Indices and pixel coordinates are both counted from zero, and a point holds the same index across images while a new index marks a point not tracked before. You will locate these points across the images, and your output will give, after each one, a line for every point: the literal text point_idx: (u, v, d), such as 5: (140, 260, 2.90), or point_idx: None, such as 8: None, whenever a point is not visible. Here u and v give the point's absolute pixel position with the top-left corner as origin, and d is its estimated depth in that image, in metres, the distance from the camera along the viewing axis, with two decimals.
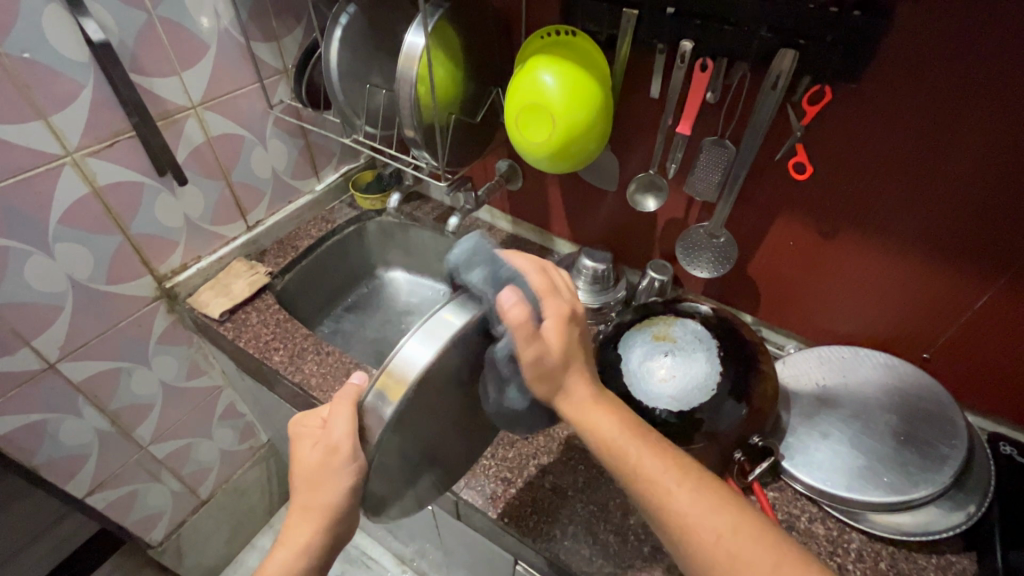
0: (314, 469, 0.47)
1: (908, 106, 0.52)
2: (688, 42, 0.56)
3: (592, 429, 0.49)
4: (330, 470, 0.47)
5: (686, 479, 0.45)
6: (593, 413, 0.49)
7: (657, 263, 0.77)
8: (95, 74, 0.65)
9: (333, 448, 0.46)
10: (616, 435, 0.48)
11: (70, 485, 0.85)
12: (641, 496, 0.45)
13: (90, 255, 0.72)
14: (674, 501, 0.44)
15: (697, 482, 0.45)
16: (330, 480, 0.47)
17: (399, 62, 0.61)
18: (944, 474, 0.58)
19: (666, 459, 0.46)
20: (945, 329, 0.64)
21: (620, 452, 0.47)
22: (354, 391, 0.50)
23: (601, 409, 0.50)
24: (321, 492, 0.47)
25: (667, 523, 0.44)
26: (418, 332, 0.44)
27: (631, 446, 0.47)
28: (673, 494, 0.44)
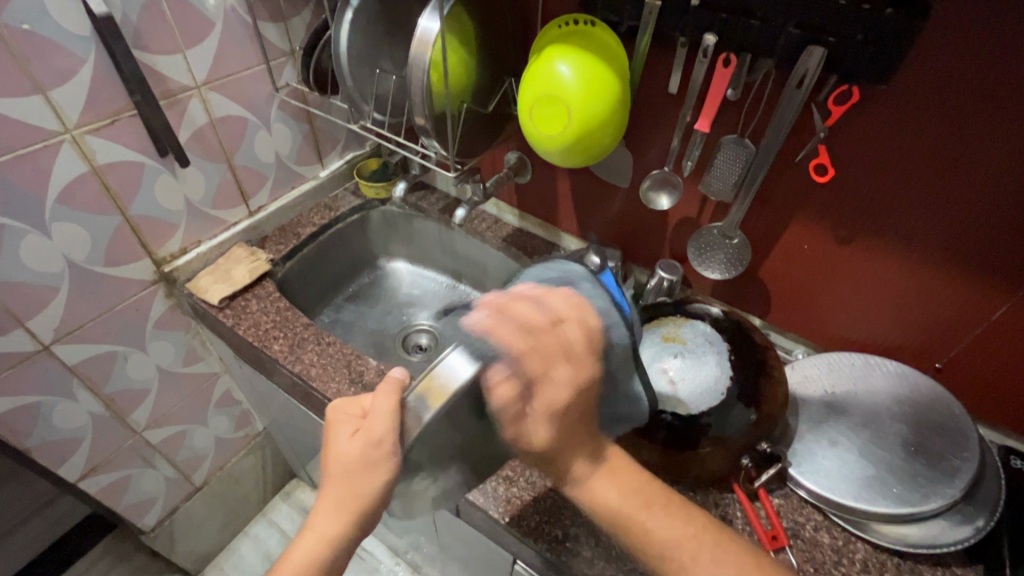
0: (352, 459, 0.48)
1: (937, 112, 0.50)
2: (711, 36, 0.54)
3: (601, 496, 0.47)
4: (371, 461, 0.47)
5: (703, 544, 0.45)
6: (602, 481, 0.48)
7: (667, 263, 0.74)
8: (96, 49, 0.62)
9: (371, 442, 0.47)
10: (622, 502, 0.47)
11: (63, 469, 0.83)
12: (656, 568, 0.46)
13: (87, 236, 0.70)
14: (693, 575, 0.44)
15: (713, 545, 0.45)
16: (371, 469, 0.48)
17: (412, 48, 0.59)
18: (953, 487, 0.57)
19: (681, 524, 0.47)
20: (959, 340, 0.63)
21: (632, 524, 0.46)
22: (394, 386, 0.49)
23: (610, 475, 0.48)
24: (359, 482, 0.48)
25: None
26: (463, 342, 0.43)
27: (638, 515, 0.47)
28: (691, 563, 0.44)
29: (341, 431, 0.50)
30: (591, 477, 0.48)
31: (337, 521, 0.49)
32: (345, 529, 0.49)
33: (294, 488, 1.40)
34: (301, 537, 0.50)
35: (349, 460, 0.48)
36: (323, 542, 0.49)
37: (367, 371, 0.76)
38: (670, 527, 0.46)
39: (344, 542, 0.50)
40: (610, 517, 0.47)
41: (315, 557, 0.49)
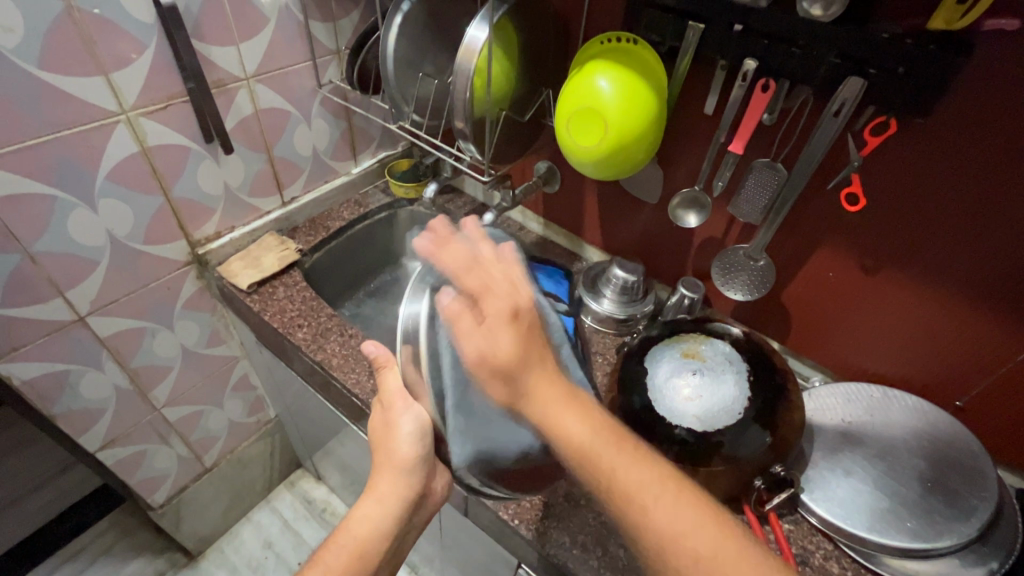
0: (378, 434, 0.57)
1: (973, 150, 0.51)
2: (752, 61, 0.56)
3: (559, 427, 0.43)
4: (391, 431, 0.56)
5: (666, 492, 0.42)
6: (564, 411, 0.43)
7: (689, 280, 0.76)
8: (158, 36, 0.65)
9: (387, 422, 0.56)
10: (588, 441, 0.43)
11: (83, 438, 0.85)
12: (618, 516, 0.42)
13: (130, 213, 0.73)
14: (652, 518, 0.40)
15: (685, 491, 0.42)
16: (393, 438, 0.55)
17: (459, 55, 0.62)
18: (970, 526, 0.56)
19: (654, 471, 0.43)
20: (983, 378, 0.63)
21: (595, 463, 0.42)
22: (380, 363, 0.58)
23: (561, 407, 0.44)
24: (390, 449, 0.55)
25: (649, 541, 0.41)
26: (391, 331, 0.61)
27: (604, 454, 0.42)
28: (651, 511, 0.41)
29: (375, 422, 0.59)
30: (538, 403, 0.43)
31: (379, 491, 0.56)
32: (393, 490, 0.56)
33: (299, 478, 1.41)
34: (360, 505, 0.57)
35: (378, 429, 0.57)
36: (377, 505, 0.56)
37: None
38: (627, 472, 0.42)
39: (397, 504, 0.56)
40: (568, 444, 0.43)
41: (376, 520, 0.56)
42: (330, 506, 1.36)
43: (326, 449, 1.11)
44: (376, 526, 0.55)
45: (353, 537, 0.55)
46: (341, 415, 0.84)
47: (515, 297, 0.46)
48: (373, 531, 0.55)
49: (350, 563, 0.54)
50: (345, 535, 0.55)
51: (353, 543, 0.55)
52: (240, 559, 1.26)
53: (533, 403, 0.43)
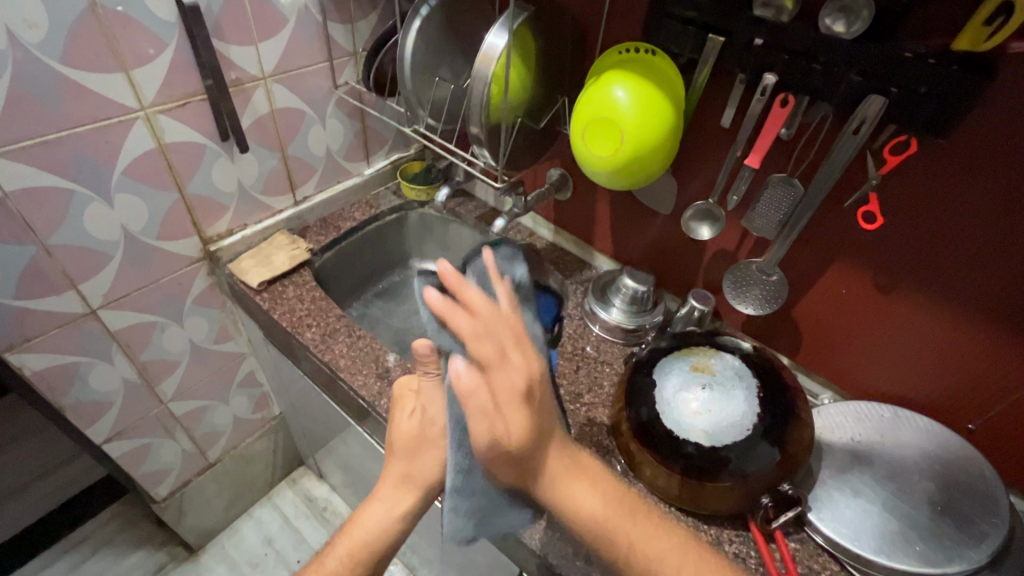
0: (414, 433, 0.55)
1: (995, 173, 0.50)
2: (772, 76, 0.55)
3: (573, 503, 0.45)
4: (429, 434, 0.54)
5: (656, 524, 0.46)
6: (575, 488, 0.45)
7: (700, 293, 0.76)
8: (178, 35, 0.66)
9: (428, 420, 0.55)
10: (601, 512, 0.45)
11: (91, 430, 0.86)
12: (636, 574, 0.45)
13: (145, 209, 0.73)
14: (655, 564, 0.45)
15: (700, 555, 0.46)
16: (430, 447, 0.54)
17: (477, 61, 0.62)
18: (979, 552, 0.56)
19: (668, 537, 0.46)
20: (997, 402, 0.62)
21: (613, 534, 0.45)
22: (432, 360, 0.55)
23: (575, 478, 0.46)
24: (419, 460, 0.54)
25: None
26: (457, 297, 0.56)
27: (621, 528, 0.45)
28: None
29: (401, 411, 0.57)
30: (562, 484, 0.45)
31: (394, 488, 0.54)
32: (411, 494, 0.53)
33: (301, 475, 1.41)
34: (368, 506, 0.54)
35: (406, 439, 0.55)
36: (387, 508, 0.53)
37: (393, 367, 0.77)
38: (648, 540, 0.46)
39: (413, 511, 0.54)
40: (585, 527, 0.45)
41: (384, 522, 0.53)
42: (331, 506, 1.36)
43: (329, 449, 1.11)
44: (380, 530, 0.52)
45: (359, 537, 0.53)
46: (346, 416, 0.84)
47: (513, 380, 0.43)
48: (377, 539, 0.52)
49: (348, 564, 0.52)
50: (354, 534, 0.53)
51: (354, 542, 0.53)
52: (240, 555, 1.26)
53: (550, 481, 0.45)
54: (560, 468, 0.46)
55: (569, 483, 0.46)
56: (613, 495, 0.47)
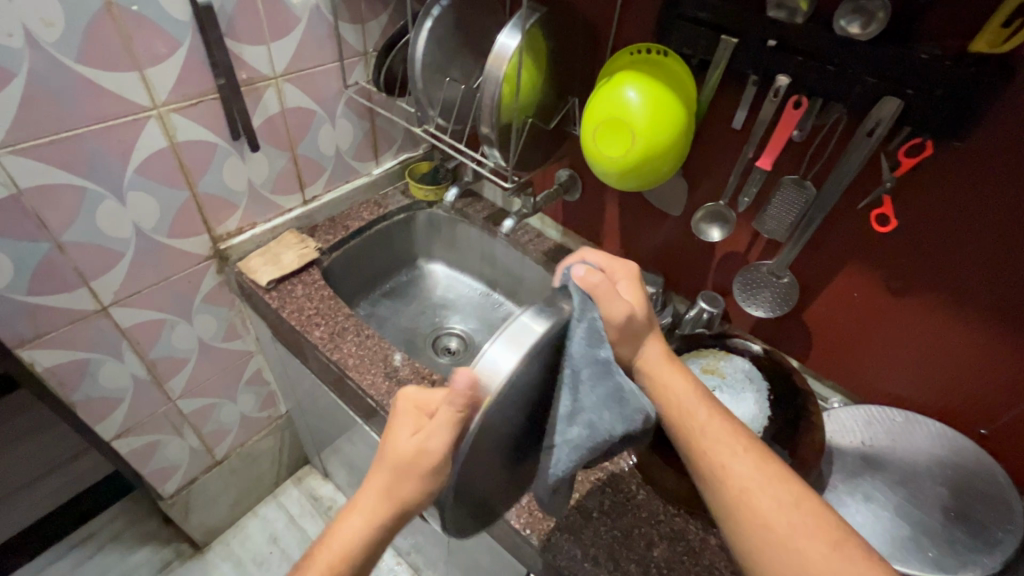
0: (407, 460, 0.45)
1: (1011, 175, 0.50)
2: (784, 77, 0.55)
3: (667, 387, 0.52)
4: (422, 464, 0.44)
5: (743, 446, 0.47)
6: (670, 375, 0.53)
7: (710, 294, 0.75)
8: (192, 34, 0.66)
9: (422, 449, 0.44)
10: (687, 398, 0.51)
11: (100, 427, 0.86)
12: (704, 457, 0.47)
13: (157, 207, 0.74)
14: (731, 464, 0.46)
15: (761, 454, 0.47)
16: (418, 475, 0.44)
17: (489, 61, 0.62)
18: (995, 559, 0.55)
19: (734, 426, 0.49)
20: (1010, 407, 0.61)
21: (690, 415, 0.50)
22: (462, 399, 0.41)
23: (675, 371, 0.53)
24: (408, 485, 0.45)
25: (726, 484, 0.45)
26: (501, 336, 0.41)
27: (701, 409, 0.50)
28: (737, 458, 0.46)
29: (401, 425, 0.46)
30: (654, 367, 0.53)
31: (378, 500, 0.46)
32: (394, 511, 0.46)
33: (306, 474, 1.41)
34: (346, 516, 0.47)
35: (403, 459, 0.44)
36: (365, 521, 0.46)
37: (400, 367, 0.77)
38: (723, 433, 0.48)
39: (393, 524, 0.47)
40: (670, 406, 0.51)
41: (363, 539, 0.46)
42: (336, 504, 1.36)
43: (335, 448, 1.11)
44: (360, 545, 0.45)
45: (337, 553, 0.45)
46: (353, 415, 0.84)
47: (632, 278, 0.55)
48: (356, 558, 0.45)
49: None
50: (329, 547, 0.46)
51: (331, 556, 0.45)
52: (245, 553, 1.27)
53: (651, 369, 0.53)
54: (658, 355, 0.54)
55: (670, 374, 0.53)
56: (704, 391, 0.53)
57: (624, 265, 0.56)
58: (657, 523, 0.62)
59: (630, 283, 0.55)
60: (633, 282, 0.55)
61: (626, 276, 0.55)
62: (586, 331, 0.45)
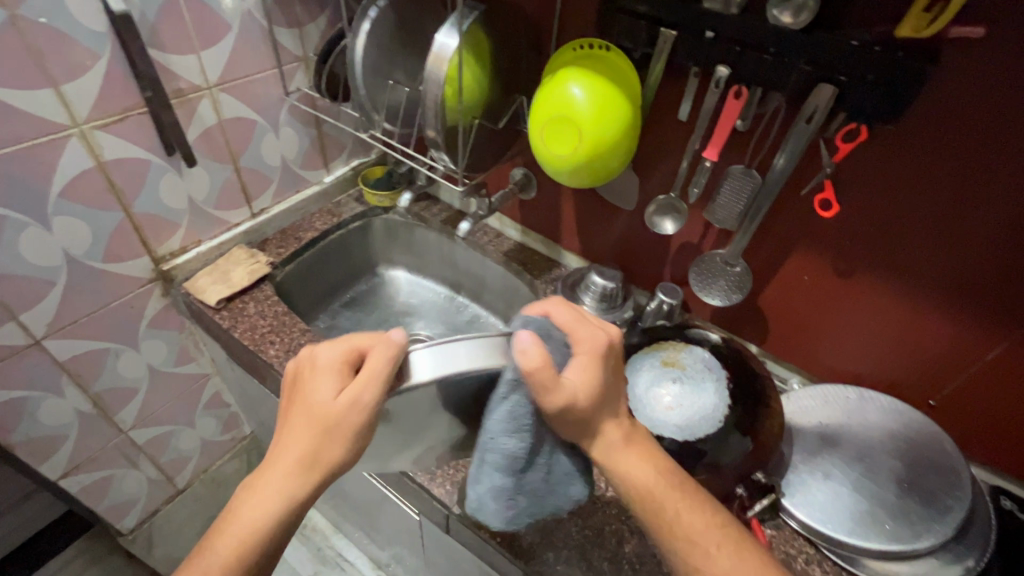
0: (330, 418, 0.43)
1: (941, 154, 0.52)
2: (724, 68, 0.55)
3: (626, 473, 0.47)
4: (349, 419, 0.42)
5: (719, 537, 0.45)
6: (627, 459, 0.47)
7: (668, 287, 0.75)
8: (112, 46, 0.62)
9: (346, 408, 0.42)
10: (654, 487, 0.46)
11: (44, 467, 0.81)
12: (678, 555, 0.45)
13: (87, 231, 0.69)
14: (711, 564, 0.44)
15: (734, 543, 0.45)
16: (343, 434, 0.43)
17: (428, 63, 0.60)
18: (946, 526, 0.57)
19: (708, 517, 0.46)
20: (954, 377, 0.64)
21: (658, 506, 0.46)
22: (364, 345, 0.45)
23: (634, 449, 0.47)
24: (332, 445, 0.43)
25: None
26: (435, 347, 0.41)
27: (669, 500, 0.46)
28: (713, 558, 0.44)
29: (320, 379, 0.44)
30: (617, 451, 0.47)
31: (288, 475, 0.44)
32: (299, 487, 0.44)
33: None
34: (250, 494, 0.44)
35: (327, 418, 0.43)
36: (274, 501, 0.43)
37: None
38: (696, 524, 0.45)
39: (298, 502, 0.44)
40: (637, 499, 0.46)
41: (277, 519, 0.43)
42: (309, 522, 1.33)
43: None
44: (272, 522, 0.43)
45: (247, 530, 0.43)
46: None
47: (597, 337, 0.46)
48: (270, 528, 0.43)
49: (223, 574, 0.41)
50: (222, 536, 0.43)
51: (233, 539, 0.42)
52: None
53: (612, 447, 0.47)
54: (616, 438, 0.47)
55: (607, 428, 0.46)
56: (667, 471, 0.48)
57: (592, 336, 0.46)
58: (627, 518, 0.62)
59: (583, 367, 0.44)
60: (593, 365, 0.44)
61: (585, 353, 0.45)
62: (507, 415, 0.43)
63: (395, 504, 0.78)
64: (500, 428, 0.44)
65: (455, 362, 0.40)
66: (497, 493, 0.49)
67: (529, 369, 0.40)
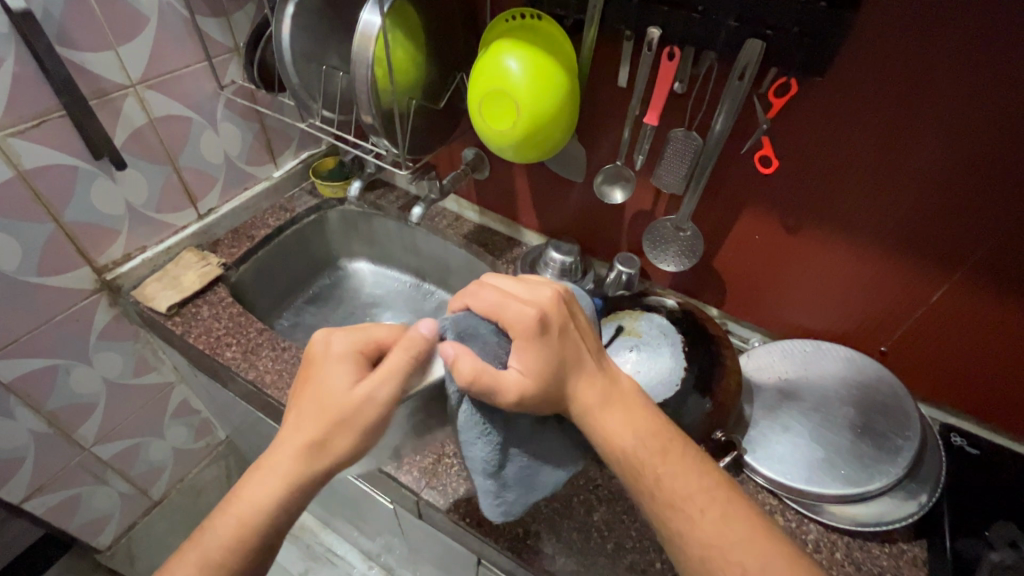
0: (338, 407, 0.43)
1: (872, 100, 0.52)
2: (655, 29, 0.54)
3: (607, 434, 0.44)
4: (364, 413, 0.43)
5: (711, 503, 0.41)
6: (610, 419, 0.44)
7: (625, 256, 0.75)
8: (17, 47, 0.59)
9: (364, 397, 0.43)
10: (632, 445, 0.43)
11: (4, 491, 0.79)
12: (661, 517, 0.42)
13: (17, 245, 0.66)
14: (694, 529, 0.40)
15: (724, 505, 0.41)
16: (354, 428, 0.43)
17: (355, 43, 0.58)
18: (898, 466, 0.59)
19: (693, 478, 0.42)
20: (902, 323, 0.65)
21: (639, 471, 0.43)
22: (419, 343, 0.45)
23: (613, 409, 0.45)
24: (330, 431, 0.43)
25: (688, 551, 0.40)
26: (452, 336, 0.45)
27: (649, 462, 0.43)
28: (698, 521, 0.40)
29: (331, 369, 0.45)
30: (597, 413, 0.44)
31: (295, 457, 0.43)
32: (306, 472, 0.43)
33: None
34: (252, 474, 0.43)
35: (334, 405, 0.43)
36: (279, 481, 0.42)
37: None
38: (681, 485, 0.42)
39: (301, 490, 0.43)
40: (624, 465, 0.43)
41: (275, 501, 0.42)
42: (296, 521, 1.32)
43: None
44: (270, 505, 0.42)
45: (249, 507, 0.42)
46: None
47: (524, 315, 0.45)
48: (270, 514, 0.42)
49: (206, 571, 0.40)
50: (240, 504, 0.42)
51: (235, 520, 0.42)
52: None
53: (588, 409, 0.45)
54: (593, 397, 0.45)
55: (586, 389, 0.45)
56: (653, 431, 0.44)
57: (519, 314, 0.45)
58: (595, 487, 0.63)
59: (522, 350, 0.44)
60: (528, 345, 0.44)
61: (519, 336, 0.45)
62: (470, 418, 0.46)
63: (372, 495, 0.78)
64: (467, 434, 0.47)
65: (482, 339, 0.46)
66: (487, 493, 0.50)
67: (468, 378, 0.42)
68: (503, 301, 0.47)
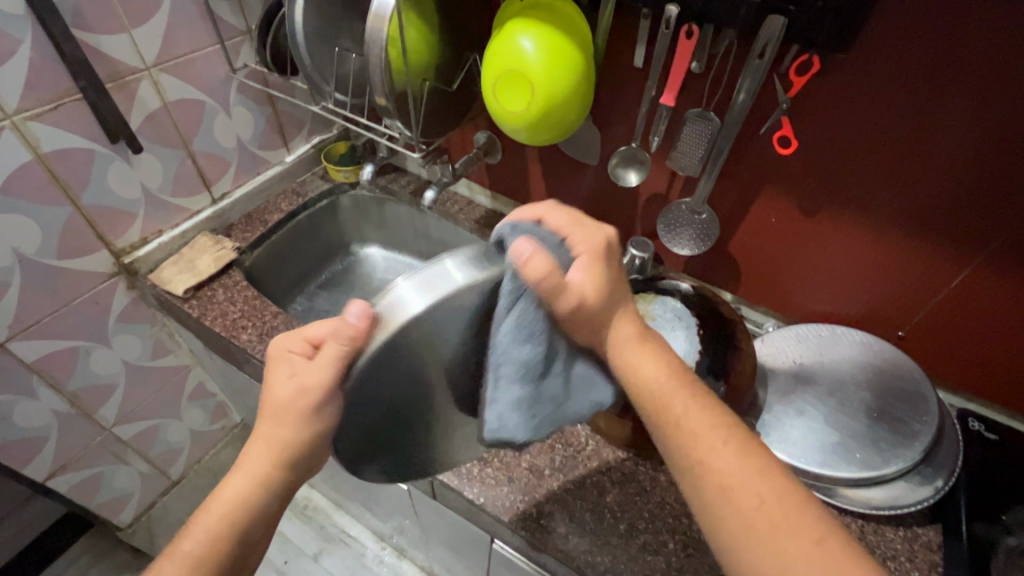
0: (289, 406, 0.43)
1: (897, 78, 0.51)
2: (673, 6, 0.53)
3: (636, 367, 0.46)
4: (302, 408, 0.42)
5: (731, 437, 0.41)
6: (640, 355, 0.46)
7: (639, 241, 0.74)
8: (33, 30, 0.59)
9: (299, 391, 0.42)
10: (659, 382, 0.45)
11: (29, 469, 0.81)
12: (679, 449, 0.41)
13: (36, 228, 0.67)
14: (714, 458, 0.39)
15: (742, 443, 0.40)
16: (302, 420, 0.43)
17: (369, 22, 0.56)
18: (914, 450, 0.59)
19: (715, 415, 0.43)
20: (920, 308, 0.65)
21: (664, 405, 0.43)
22: (351, 335, 0.39)
23: (648, 351, 0.47)
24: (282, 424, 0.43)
25: (703, 480, 0.39)
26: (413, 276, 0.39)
27: (674, 398, 0.44)
28: (716, 451, 0.40)
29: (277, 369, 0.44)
30: (628, 346, 0.46)
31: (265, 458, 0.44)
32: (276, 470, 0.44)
33: None
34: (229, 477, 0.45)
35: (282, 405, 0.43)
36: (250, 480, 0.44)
37: None
38: (702, 425, 0.42)
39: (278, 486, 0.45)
40: (647, 389, 0.44)
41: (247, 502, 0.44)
42: (310, 503, 1.34)
43: None
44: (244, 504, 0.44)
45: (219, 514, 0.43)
46: None
47: (591, 240, 0.47)
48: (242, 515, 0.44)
49: (253, 489, 0.44)
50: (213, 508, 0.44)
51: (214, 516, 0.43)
52: None
53: (623, 341, 0.46)
54: (629, 332, 0.47)
55: (625, 323, 0.47)
56: (678, 371, 0.46)
57: (590, 237, 0.47)
58: (608, 470, 0.64)
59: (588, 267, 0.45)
60: (595, 262, 0.46)
61: (586, 254, 0.46)
62: (516, 322, 0.41)
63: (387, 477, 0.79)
64: (514, 335, 0.41)
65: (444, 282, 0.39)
66: (514, 405, 0.43)
67: (541, 275, 0.39)
68: (569, 221, 0.47)
